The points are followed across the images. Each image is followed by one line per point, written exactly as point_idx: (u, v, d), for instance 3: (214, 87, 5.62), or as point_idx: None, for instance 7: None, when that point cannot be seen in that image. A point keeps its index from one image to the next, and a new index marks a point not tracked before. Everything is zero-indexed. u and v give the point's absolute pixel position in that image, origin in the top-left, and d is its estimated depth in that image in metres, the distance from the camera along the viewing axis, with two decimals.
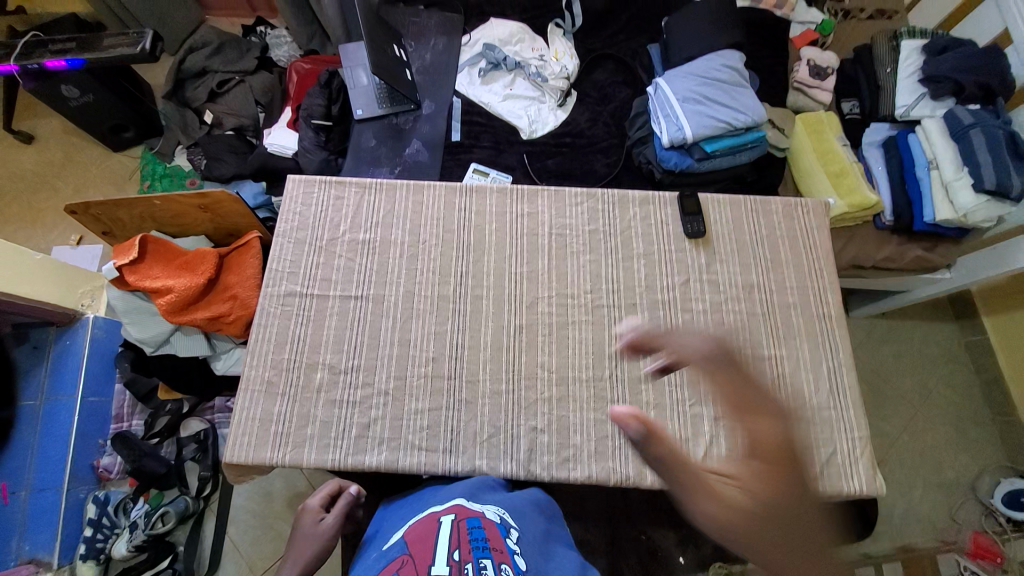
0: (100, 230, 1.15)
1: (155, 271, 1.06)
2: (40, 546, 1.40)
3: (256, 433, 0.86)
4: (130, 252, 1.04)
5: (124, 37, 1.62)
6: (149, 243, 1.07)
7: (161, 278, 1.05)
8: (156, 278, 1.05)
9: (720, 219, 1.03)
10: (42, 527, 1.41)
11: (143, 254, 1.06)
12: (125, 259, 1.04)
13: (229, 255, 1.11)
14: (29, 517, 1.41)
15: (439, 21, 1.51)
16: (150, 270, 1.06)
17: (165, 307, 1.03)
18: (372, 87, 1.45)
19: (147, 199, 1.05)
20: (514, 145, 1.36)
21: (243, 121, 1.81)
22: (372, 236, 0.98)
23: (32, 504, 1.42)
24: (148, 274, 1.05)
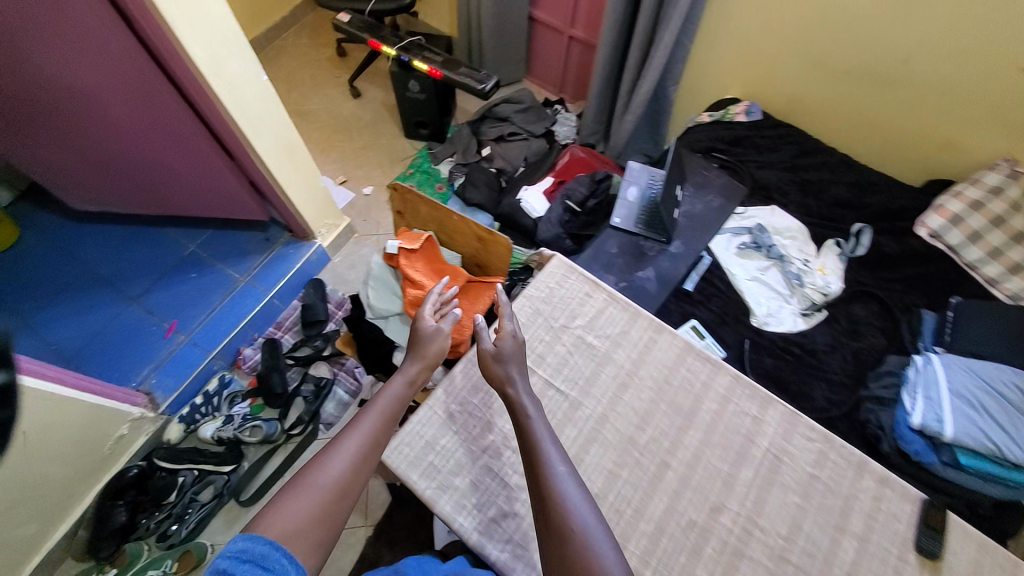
0: (396, 210, 1.35)
1: (418, 265, 1.24)
2: (160, 387, 1.60)
3: (416, 450, 0.89)
4: (412, 243, 1.24)
5: (473, 72, 2.01)
6: (427, 241, 1.25)
7: (419, 273, 1.23)
8: (416, 271, 1.24)
9: (959, 551, 0.85)
10: (173, 373, 1.62)
11: (419, 248, 1.25)
12: (408, 246, 1.24)
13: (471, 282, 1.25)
14: (171, 358, 1.65)
15: (723, 183, 1.59)
16: (415, 262, 1.25)
17: (411, 297, 1.20)
18: (636, 204, 1.55)
19: (451, 211, 1.21)
20: (741, 325, 1.33)
21: (507, 167, 2.10)
22: (598, 346, 0.99)
23: (180, 350, 1.66)
24: (412, 265, 1.24)
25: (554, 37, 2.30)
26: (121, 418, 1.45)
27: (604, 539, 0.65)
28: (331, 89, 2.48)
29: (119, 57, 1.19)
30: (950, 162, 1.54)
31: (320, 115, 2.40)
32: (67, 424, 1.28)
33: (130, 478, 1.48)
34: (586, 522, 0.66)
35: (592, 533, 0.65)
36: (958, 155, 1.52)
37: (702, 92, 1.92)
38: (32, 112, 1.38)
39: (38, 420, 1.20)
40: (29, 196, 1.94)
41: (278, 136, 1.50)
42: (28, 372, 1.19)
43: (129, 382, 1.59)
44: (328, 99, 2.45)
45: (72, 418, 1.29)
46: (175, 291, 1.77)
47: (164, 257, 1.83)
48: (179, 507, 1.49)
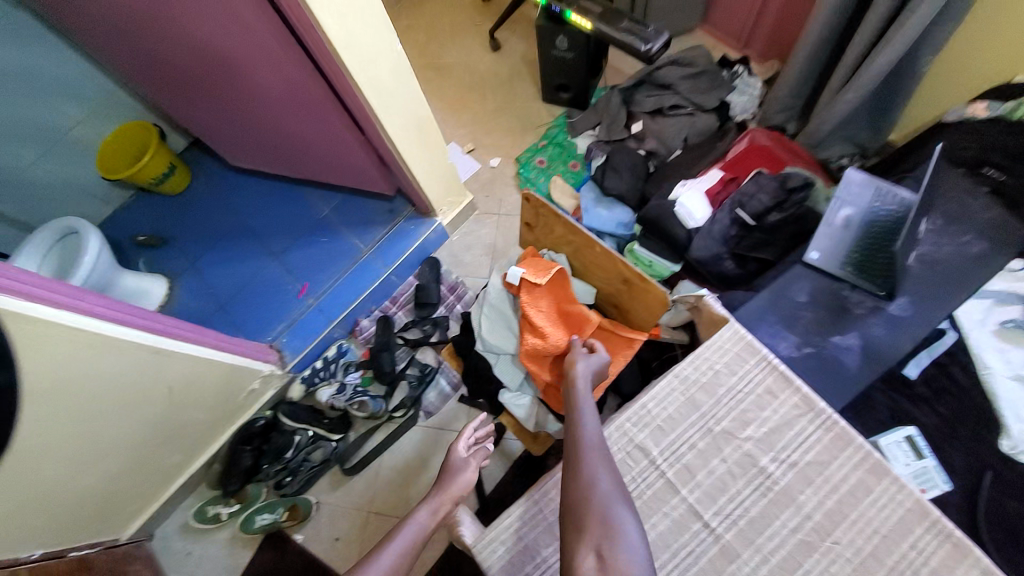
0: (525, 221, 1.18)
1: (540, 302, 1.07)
2: (289, 346, 1.67)
3: (513, 555, 0.76)
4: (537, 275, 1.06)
5: (638, 27, 1.61)
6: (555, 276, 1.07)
7: (540, 313, 1.06)
8: (537, 309, 1.06)
9: None
10: (300, 335, 1.68)
11: (544, 284, 1.06)
12: (532, 280, 1.06)
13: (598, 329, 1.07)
14: (300, 320, 1.70)
15: (997, 221, 1.07)
16: (537, 298, 1.07)
17: (529, 346, 1.05)
18: (846, 233, 1.10)
19: (596, 243, 1.02)
20: (985, 445, 0.92)
21: (660, 149, 1.71)
22: (776, 475, 0.71)
23: (307, 314, 1.71)
24: (533, 301, 1.06)
25: None
26: (253, 374, 1.54)
27: (620, 512, 0.63)
28: (469, 40, 2.25)
29: (248, 18, 1.08)
30: None
31: (454, 71, 2.20)
32: (206, 378, 1.37)
33: (257, 428, 1.61)
34: (607, 495, 0.64)
35: (608, 500, 0.64)
36: None
37: (980, 62, 1.27)
38: (190, 71, 1.38)
39: (182, 375, 1.29)
40: (199, 144, 2.11)
41: (407, 108, 1.34)
42: (175, 333, 1.25)
43: (264, 336, 1.69)
44: (465, 52, 2.23)
45: (211, 374, 1.38)
46: (308, 253, 1.81)
47: (301, 217, 1.87)
48: (294, 462, 1.58)
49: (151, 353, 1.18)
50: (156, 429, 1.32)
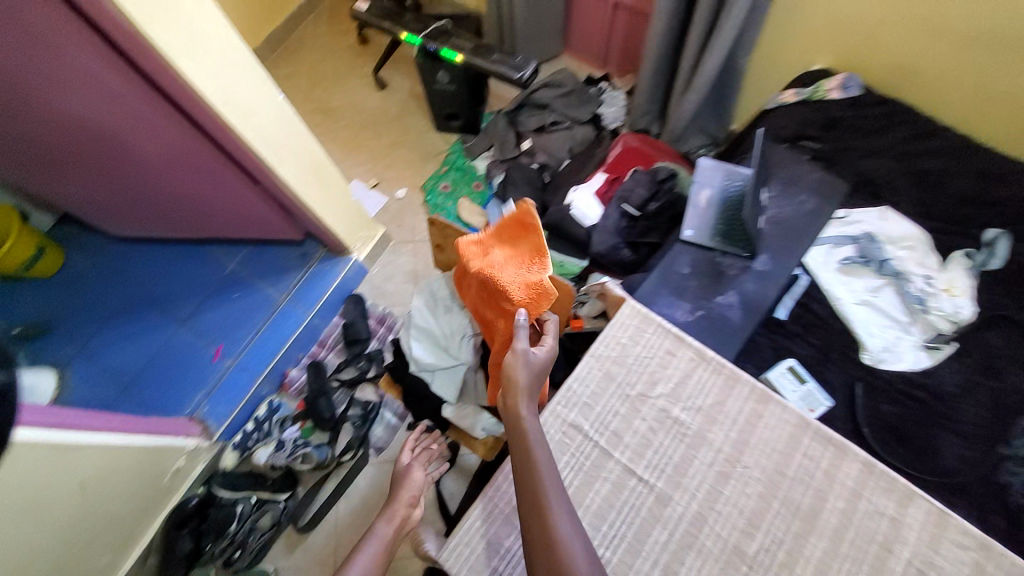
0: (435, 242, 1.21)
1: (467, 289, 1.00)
2: (213, 415, 1.55)
3: (480, 553, 0.80)
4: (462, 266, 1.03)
5: (509, 57, 1.77)
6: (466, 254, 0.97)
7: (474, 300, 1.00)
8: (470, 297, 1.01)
9: None
10: (223, 401, 1.57)
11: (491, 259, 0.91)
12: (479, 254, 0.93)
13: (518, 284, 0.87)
14: (221, 385, 1.59)
15: (819, 180, 1.32)
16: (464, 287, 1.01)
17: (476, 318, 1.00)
18: (709, 208, 1.32)
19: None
20: (848, 362, 1.11)
21: (550, 160, 1.88)
22: (688, 423, 0.82)
23: (229, 377, 1.60)
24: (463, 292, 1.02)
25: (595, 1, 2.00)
26: (178, 451, 1.43)
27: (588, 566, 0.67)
28: (354, 81, 2.30)
29: (111, 84, 1.04)
30: None
31: (345, 112, 2.23)
32: (127, 467, 1.26)
33: (192, 508, 1.47)
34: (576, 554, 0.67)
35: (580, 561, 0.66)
36: None
37: (783, 57, 1.57)
38: (51, 145, 1.28)
39: (99, 469, 1.17)
40: (71, 221, 1.91)
41: (303, 155, 1.35)
42: (81, 425, 1.13)
43: (181, 410, 1.55)
44: (353, 93, 2.27)
45: (132, 460, 1.27)
46: (218, 314, 1.70)
47: (204, 277, 1.76)
48: (241, 535, 1.46)
49: (60, 456, 1.06)
50: (82, 526, 1.19)
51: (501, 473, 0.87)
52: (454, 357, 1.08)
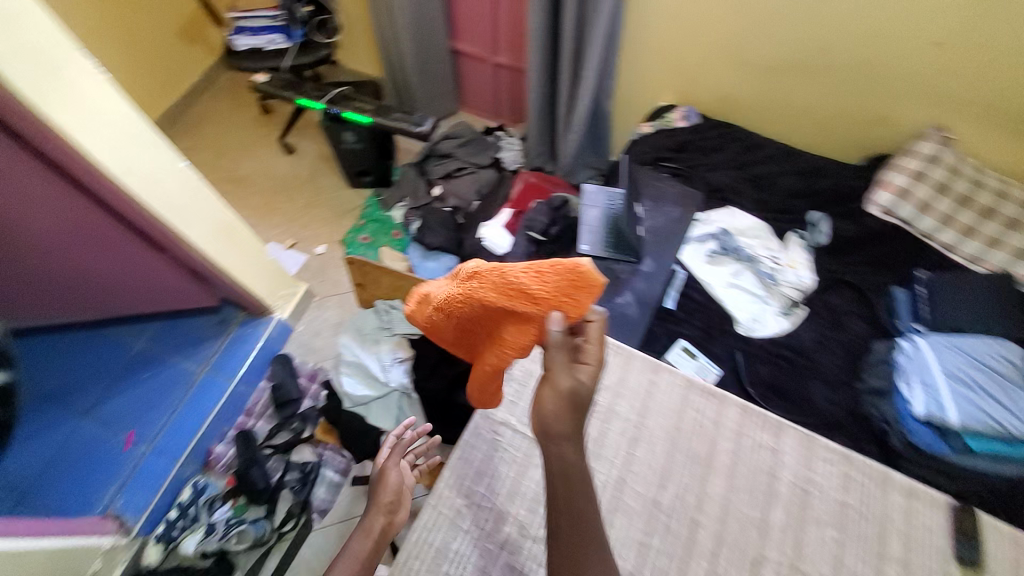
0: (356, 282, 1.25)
1: (459, 314, 0.80)
2: (129, 508, 1.42)
3: (428, 562, 0.80)
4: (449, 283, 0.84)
5: (409, 116, 1.95)
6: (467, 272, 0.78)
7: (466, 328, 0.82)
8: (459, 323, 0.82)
9: (1001, 562, 0.80)
10: (140, 490, 1.45)
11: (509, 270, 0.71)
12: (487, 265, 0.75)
13: (557, 299, 0.67)
14: (134, 474, 1.46)
15: (680, 192, 1.60)
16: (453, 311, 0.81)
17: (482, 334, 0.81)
18: (599, 225, 1.54)
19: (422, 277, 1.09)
20: (727, 335, 1.31)
21: (461, 203, 2.03)
22: (599, 401, 0.95)
23: (144, 463, 1.48)
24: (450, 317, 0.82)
25: (478, 65, 2.29)
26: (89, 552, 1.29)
27: None
28: (260, 150, 2.35)
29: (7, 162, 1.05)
30: (889, 136, 1.59)
31: (255, 179, 2.26)
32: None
33: None
34: None
35: None
36: (887, 128, 1.59)
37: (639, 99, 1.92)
38: None
39: None
40: None
41: (209, 220, 1.37)
42: None
43: (90, 508, 1.40)
44: (261, 161, 2.31)
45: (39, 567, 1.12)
46: (127, 397, 1.58)
47: (109, 359, 1.63)
48: None
49: None
50: None
51: (442, 478, 0.87)
52: (385, 385, 1.09)
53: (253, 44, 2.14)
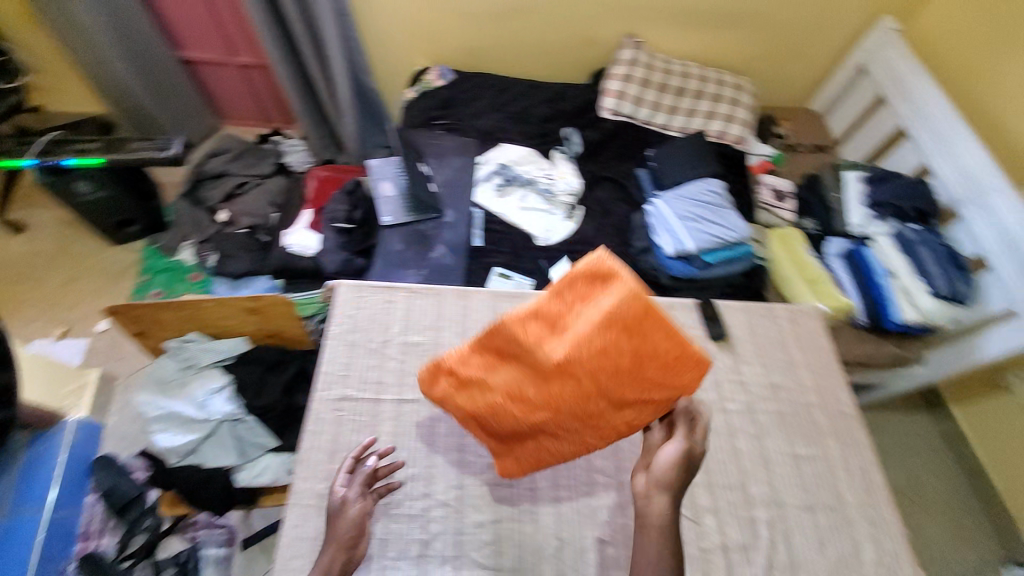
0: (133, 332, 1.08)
1: (549, 391, 0.75)
2: None
3: (305, 556, 0.77)
4: (501, 359, 0.78)
5: (151, 142, 1.72)
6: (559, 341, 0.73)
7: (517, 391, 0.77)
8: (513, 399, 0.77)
9: (735, 323, 1.09)
10: None
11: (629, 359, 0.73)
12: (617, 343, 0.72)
13: (677, 383, 0.76)
14: None
15: (458, 144, 1.73)
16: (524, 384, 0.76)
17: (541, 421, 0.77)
18: (396, 197, 1.59)
19: (202, 299, 1.00)
20: (531, 251, 1.50)
21: (257, 220, 1.84)
22: (425, 340, 1.00)
23: None
24: (509, 393, 0.77)
25: (219, 69, 2.10)
26: None
27: None
28: None
29: None
30: (596, 53, 1.96)
31: None
32: None
33: None
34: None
35: None
36: (594, 47, 1.95)
37: (397, 65, 2.01)
38: None
39: None
40: None
41: None
42: None
43: None
44: None
45: None
46: None
47: None
48: None
49: None
50: None
51: (296, 474, 0.84)
52: (206, 421, 1.01)
53: None
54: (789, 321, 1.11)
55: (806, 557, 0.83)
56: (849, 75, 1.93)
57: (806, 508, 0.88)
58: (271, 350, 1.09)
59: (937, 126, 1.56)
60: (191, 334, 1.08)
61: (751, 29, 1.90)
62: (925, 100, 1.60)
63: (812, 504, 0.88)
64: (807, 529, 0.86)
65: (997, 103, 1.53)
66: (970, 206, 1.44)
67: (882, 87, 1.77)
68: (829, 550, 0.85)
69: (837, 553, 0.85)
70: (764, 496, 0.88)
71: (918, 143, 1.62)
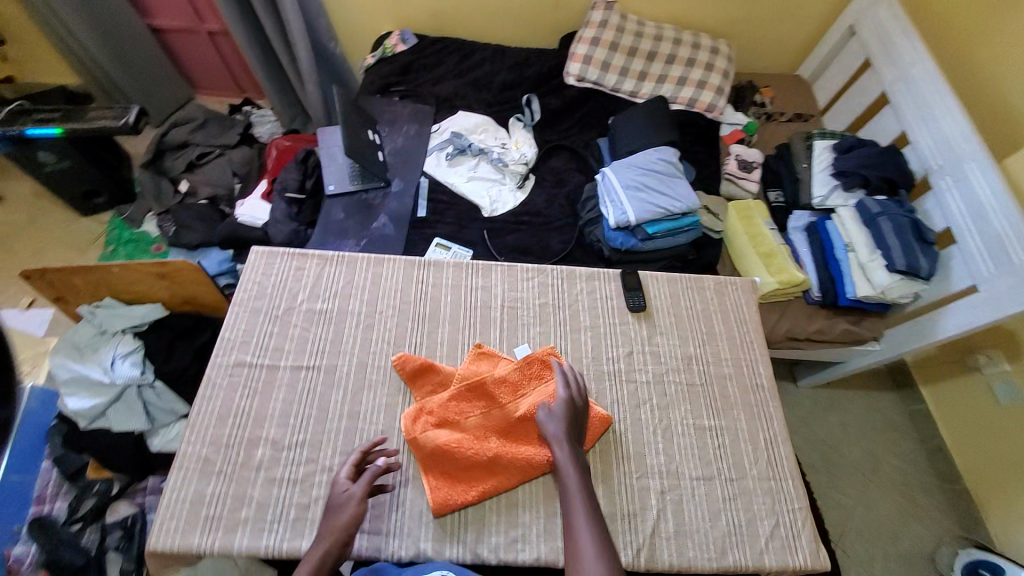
0: (54, 297, 1.18)
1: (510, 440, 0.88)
2: None
3: (184, 516, 0.80)
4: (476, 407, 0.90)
5: (109, 111, 1.69)
6: (527, 402, 0.90)
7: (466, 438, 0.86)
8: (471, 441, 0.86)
9: (659, 295, 1.10)
10: None
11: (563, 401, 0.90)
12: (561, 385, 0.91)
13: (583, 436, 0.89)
14: None
15: (412, 112, 1.68)
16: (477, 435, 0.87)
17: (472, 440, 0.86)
18: (346, 166, 1.57)
19: (106, 266, 1.10)
20: (476, 222, 1.47)
21: (218, 191, 1.84)
22: (330, 307, 0.99)
23: None
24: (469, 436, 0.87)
25: (190, 37, 2.06)
26: None
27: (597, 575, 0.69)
28: None
29: None
30: (565, 17, 1.82)
31: None
32: None
33: None
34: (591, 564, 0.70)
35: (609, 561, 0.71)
36: (563, 9, 1.79)
37: (359, 31, 1.93)
38: None
39: None
40: None
41: None
42: None
43: None
44: None
45: None
46: None
47: None
48: None
49: None
50: None
51: (183, 438, 0.86)
52: (112, 385, 1.12)
53: None
54: (716, 289, 1.13)
55: (694, 525, 0.86)
56: (841, 35, 1.76)
57: (702, 479, 0.91)
58: (184, 317, 1.22)
59: (920, 91, 1.41)
60: (107, 299, 1.19)
61: None
62: (911, 63, 1.45)
63: (710, 475, 0.91)
64: (699, 496, 0.89)
65: (993, 66, 1.36)
66: (945, 175, 1.32)
67: (869, 48, 1.61)
68: (720, 521, 0.87)
69: (728, 524, 0.87)
70: (659, 467, 0.91)
71: (900, 111, 1.48)
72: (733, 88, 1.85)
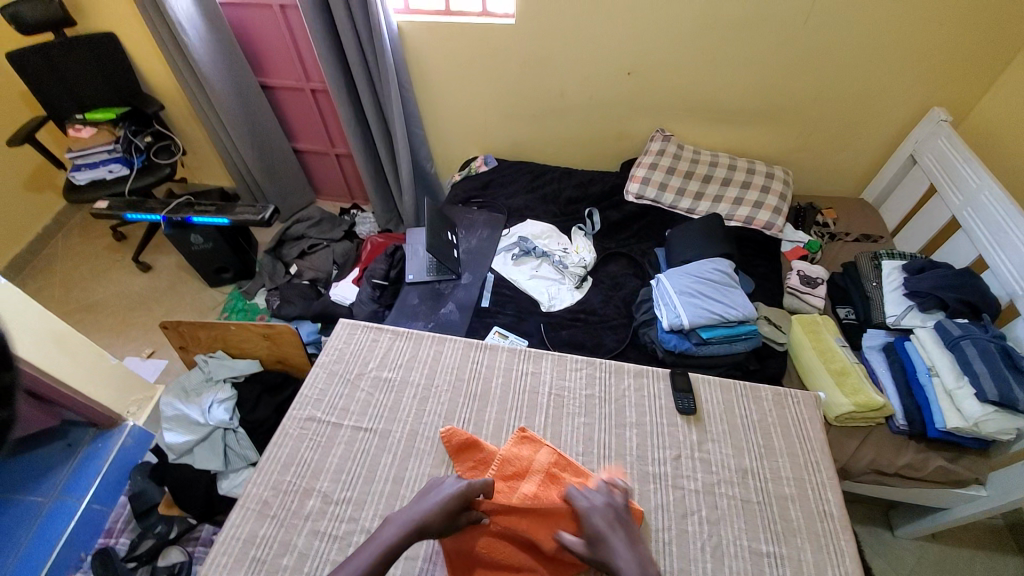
0: (179, 343, 1.42)
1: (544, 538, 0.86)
2: None
3: (234, 554, 0.86)
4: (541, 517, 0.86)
5: (252, 208, 2.13)
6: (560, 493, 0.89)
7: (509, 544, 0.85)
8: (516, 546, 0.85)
9: (710, 399, 1.08)
10: None
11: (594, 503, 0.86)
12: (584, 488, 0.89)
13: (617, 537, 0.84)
14: None
15: (487, 219, 1.94)
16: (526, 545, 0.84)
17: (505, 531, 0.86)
18: (425, 260, 1.80)
19: (226, 324, 1.32)
20: (533, 315, 1.58)
21: (318, 275, 2.16)
22: (394, 376, 1.10)
23: None
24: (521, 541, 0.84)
25: (322, 157, 2.59)
26: None
27: None
28: (116, 273, 2.40)
29: None
30: (628, 146, 2.07)
31: (110, 302, 2.27)
32: None
33: None
34: None
35: None
36: (627, 140, 2.06)
37: (452, 155, 2.33)
38: None
39: None
40: None
41: (34, 328, 1.33)
42: None
43: None
44: (116, 284, 2.35)
45: None
46: None
47: None
48: None
49: None
50: None
51: (251, 478, 0.96)
52: (205, 425, 1.27)
53: (94, 177, 2.18)
54: (772, 401, 1.09)
55: None
56: (900, 164, 1.82)
57: None
58: (275, 374, 1.40)
59: (993, 217, 1.39)
60: (218, 350, 1.40)
61: (791, 124, 1.88)
62: (978, 187, 1.45)
63: None
64: None
65: None
66: None
67: (933, 176, 1.64)
68: None
69: None
70: None
71: (974, 234, 1.45)
72: (792, 208, 1.92)
